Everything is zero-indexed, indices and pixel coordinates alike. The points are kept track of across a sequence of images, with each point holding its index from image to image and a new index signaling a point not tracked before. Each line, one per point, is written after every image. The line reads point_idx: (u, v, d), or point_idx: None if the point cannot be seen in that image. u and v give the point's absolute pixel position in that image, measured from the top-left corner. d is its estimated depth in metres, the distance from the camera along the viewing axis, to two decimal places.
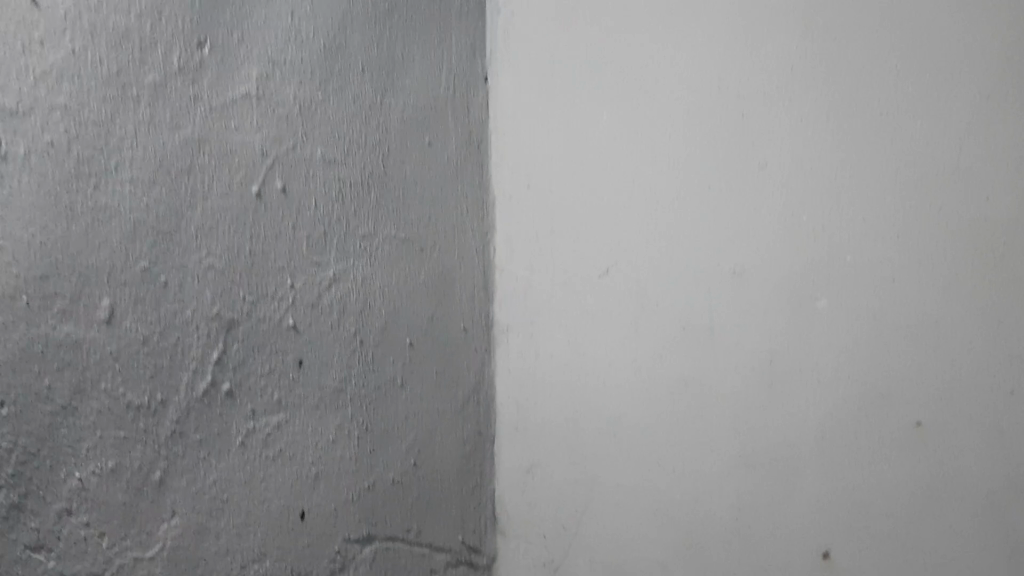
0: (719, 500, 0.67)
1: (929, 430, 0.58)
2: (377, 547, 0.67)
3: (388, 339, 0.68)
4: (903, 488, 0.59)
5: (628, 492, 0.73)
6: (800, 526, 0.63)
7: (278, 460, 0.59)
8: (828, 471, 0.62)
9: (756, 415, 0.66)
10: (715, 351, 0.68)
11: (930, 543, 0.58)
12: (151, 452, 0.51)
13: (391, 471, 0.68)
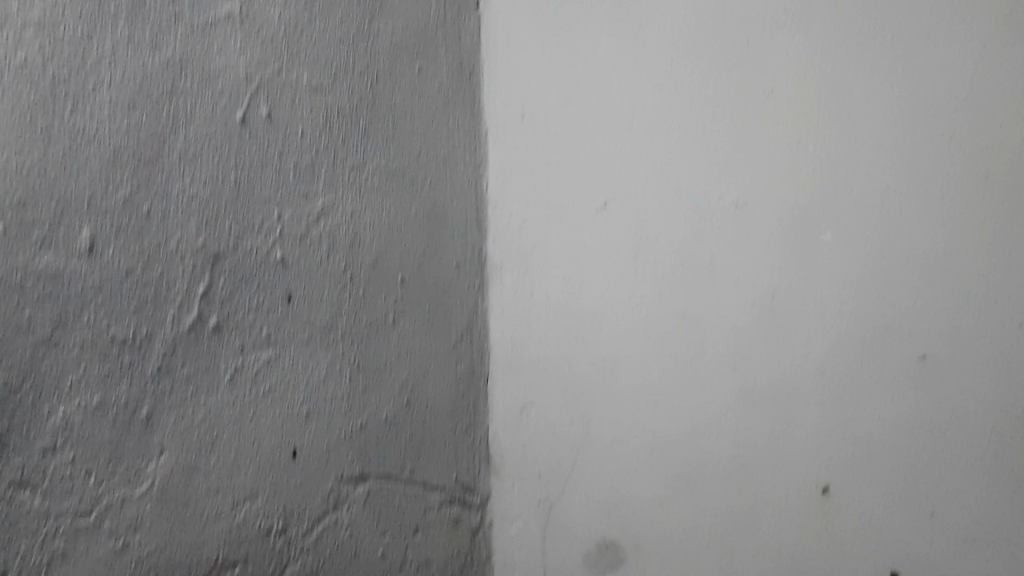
0: (719, 438, 0.66)
1: (934, 361, 0.57)
2: (370, 486, 0.66)
3: (379, 275, 0.66)
4: (906, 420, 0.58)
5: (626, 428, 0.71)
6: (801, 460, 0.62)
7: (269, 397, 0.57)
8: (828, 407, 0.61)
9: (756, 350, 0.64)
10: (716, 287, 0.66)
11: (935, 475, 0.57)
12: (137, 388, 0.50)
13: (384, 410, 0.67)
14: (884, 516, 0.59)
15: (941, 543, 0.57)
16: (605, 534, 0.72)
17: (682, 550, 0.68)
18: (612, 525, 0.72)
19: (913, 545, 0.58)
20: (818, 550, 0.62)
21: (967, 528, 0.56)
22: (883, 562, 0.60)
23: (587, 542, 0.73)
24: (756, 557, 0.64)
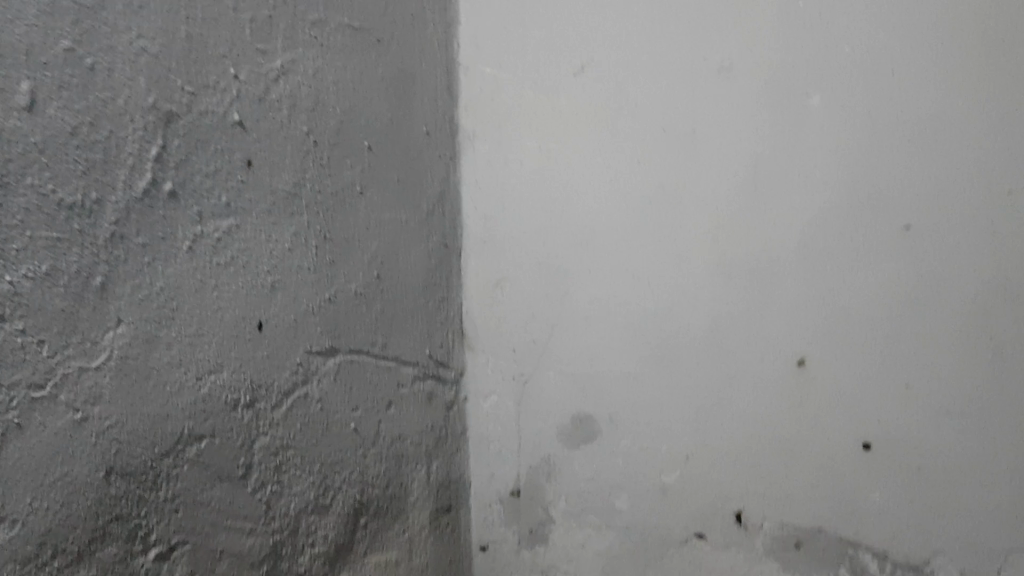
0: (696, 311, 0.69)
1: (915, 232, 0.60)
2: (340, 360, 0.64)
3: (344, 141, 0.63)
4: (885, 293, 0.62)
5: (602, 301, 0.73)
6: (778, 334, 0.66)
7: (229, 268, 0.55)
8: (807, 279, 0.64)
9: (738, 223, 0.66)
10: (699, 154, 0.67)
11: (910, 348, 0.61)
12: (88, 256, 0.47)
13: (354, 284, 0.65)
14: (860, 388, 0.64)
15: (915, 410, 0.62)
16: (578, 410, 0.75)
17: (654, 424, 0.72)
18: (585, 402, 0.75)
19: (887, 414, 0.63)
20: (789, 420, 0.67)
21: (939, 397, 0.61)
22: (856, 432, 0.64)
23: (558, 418, 0.76)
24: (726, 430, 0.69)
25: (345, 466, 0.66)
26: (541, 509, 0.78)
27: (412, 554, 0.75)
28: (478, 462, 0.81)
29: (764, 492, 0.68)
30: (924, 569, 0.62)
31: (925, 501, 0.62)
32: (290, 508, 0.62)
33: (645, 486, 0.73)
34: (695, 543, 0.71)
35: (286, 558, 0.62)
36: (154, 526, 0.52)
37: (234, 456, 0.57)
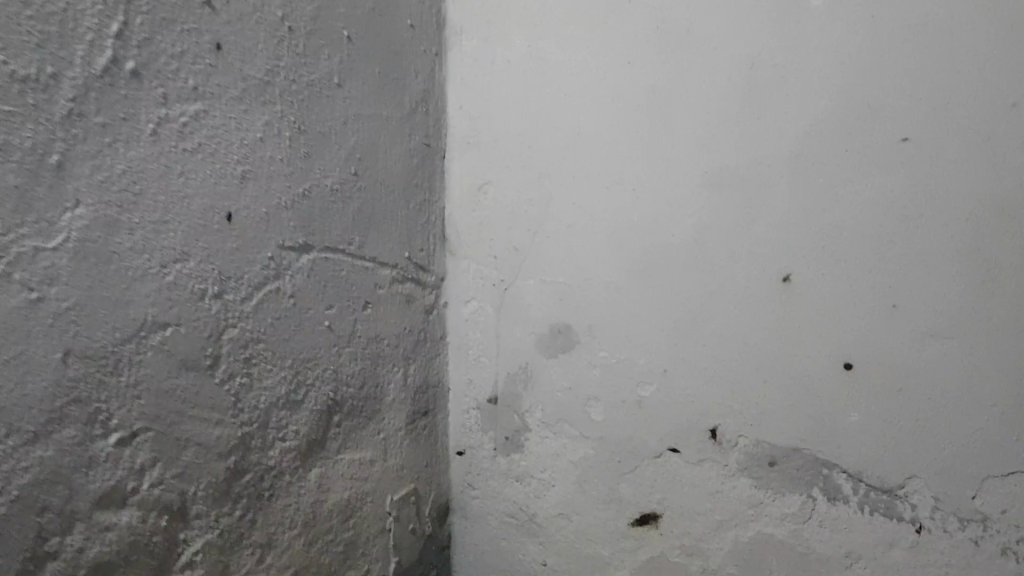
0: (682, 221, 0.68)
1: (914, 145, 0.58)
2: (314, 257, 0.63)
3: (322, 29, 0.61)
4: (876, 207, 0.60)
5: (585, 209, 0.72)
6: (763, 247, 0.65)
7: (197, 154, 0.53)
8: (797, 190, 0.63)
9: (726, 128, 0.65)
10: (691, 55, 0.65)
11: (899, 265, 0.60)
12: (44, 132, 0.44)
13: (329, 180, 0.63)
14: (845, 308, 0.63)
15: (899, 330, 0.62)
16: (558, 320, 0.76)
17: (633, 335, 0.72)
18: (565, 312, 0.75)
19: (871, 334, 0.63)
20: (771, 337, 0.67)
21: (926, 319, 0.61)
22: (838, 352, 0.64)
23: (539, 327, 0.77)
24: (706, 343, 0.69)
25: (318, 365, 0.66)
26: (516, 416, 0.81)
27: (388, 454, 0.78)
28: (458, 366, 0.84)
29: (742, 409, 0.70)
30: (898, 492, 0.65)
31: (903, 426, 0.63)
32: (261, 401, 0.62)
33: (621, 398, 0.75)
34: (669, 457, 0.74)
35: (254, 450, 0.63)
36: (116, 411, 0.51)
37: (201, 346, 0.56)
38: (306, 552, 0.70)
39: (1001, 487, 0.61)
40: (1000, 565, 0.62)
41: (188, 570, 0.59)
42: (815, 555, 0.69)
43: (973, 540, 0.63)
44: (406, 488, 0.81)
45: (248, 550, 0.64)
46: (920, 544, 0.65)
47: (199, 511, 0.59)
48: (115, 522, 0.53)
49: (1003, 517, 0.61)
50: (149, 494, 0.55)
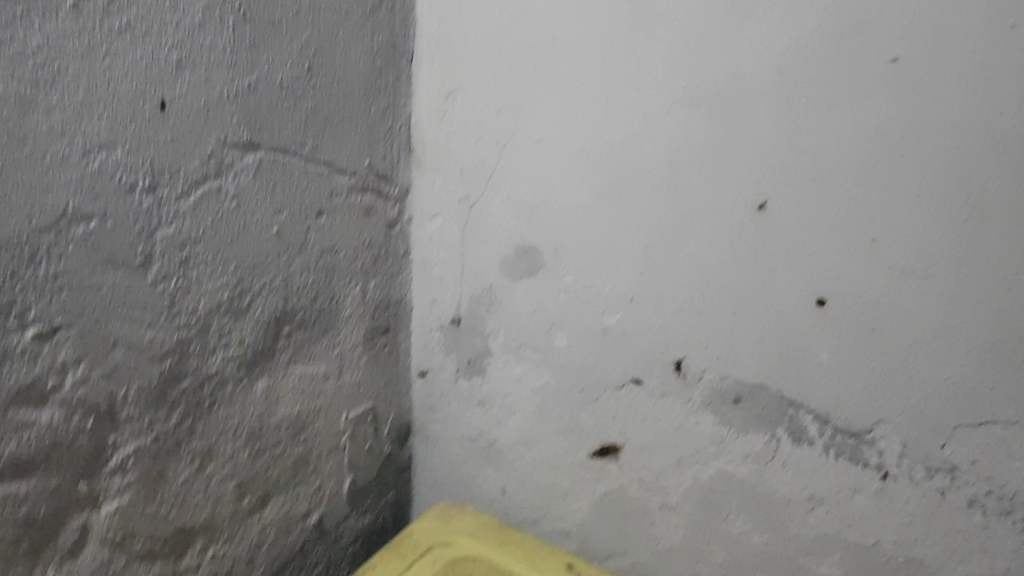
0: (655, 140, 0.64)
1: (905, 65, 0.53)
2: (261, 158, 0.60)
3: None
4: (860, 133, 0.56)
5: (556, 123, 0.68)
6: (739, 171, 0.61)
7: (125, 35, 0.49)
8: (776, 112, 0.58)
9: (707, 40, 0.60)
10: None
11: (881, 196, 0.56)
12: None
13: (279, 76, 0.60)
14: (819, 241, 0.59)
15: (876, 266, 0.58)
16: (525, 241, 0.73)
17: (600, 260, 0.69)
18: (532, 233, 0.72)
19: (846, 268, 0.59)
20: (742, 269, 0.63)
21: (906, 256, 0.57)
22: (810, 288, 0.61)
23: (506, 248, 0.74)
24: (674, 272, 0.66)
25: (266, 272, 0.63)
26: (479, 341, 0.80)
27: (343, 371, 0.76)
28: (420, 285, 0.81)
29: (708, 343, 0.67)
30: (865, 437, 0.63)
31: (874, 369, 0.60)
32: (201, 305, 0.59)
33: (585, 326, 0.73)
34: (632, 388, 0.72)
35: (194, 356, 0.60)
36: (33, 304, 0.48)
37: (132, 242, 0.53)
38: (251, 464, 0.69)
39: (972, 437, 0.58)
40: (964, 516, 0.60)
41: (119, 474, 0.58)
42: (774, 496, 0.68)
43: (940, 490, 0.61)
44: (364, 407, 0.80)
45: (187, 458, 0.63)
46: (885, 492, 0.63)
47: (130, 414, 0.57)
48: (34, 420, 0.51)
49: (972, 469, 0.59)
50: (73, 394, 0.53)
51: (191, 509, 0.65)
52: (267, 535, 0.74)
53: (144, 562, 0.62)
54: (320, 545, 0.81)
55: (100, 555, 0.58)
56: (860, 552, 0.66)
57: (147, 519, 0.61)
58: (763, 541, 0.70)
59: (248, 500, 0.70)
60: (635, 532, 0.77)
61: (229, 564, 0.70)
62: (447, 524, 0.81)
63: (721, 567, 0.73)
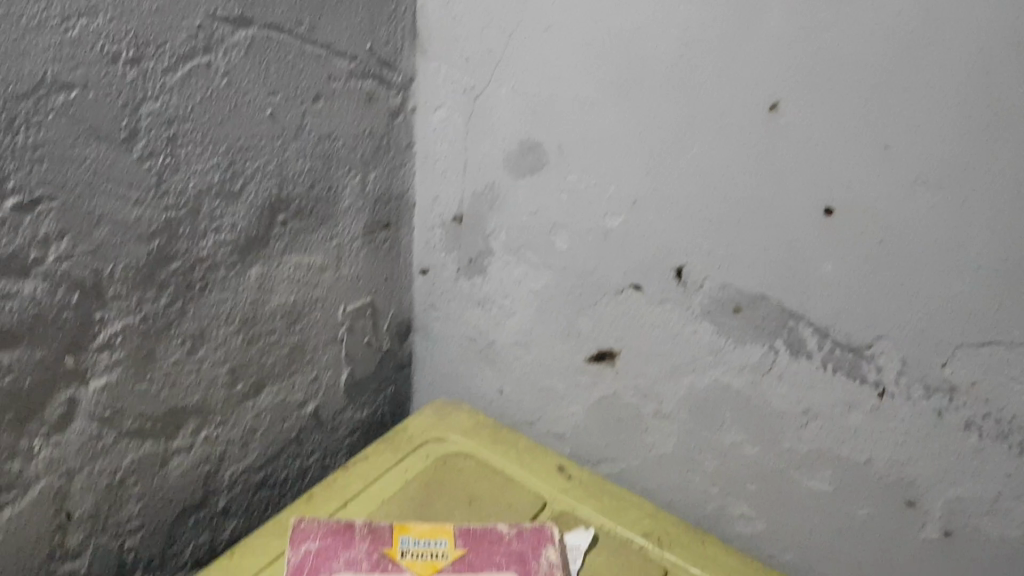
0: (666, 32, 0.61)
1: None
2: (253, 35, 0.58)
3: None
4: (880, 32, 0.52)
5: (565, 12, 0.65)
6: (751, 68, 0.58)
7: None
8: (794, 6, 0.55)
9: None
10: None
11: (897, 100, 0.53)
12: None
13: None
14: (829, 145, 0.57)
15: (886, 174, 0.55)
16: (531, 135, 0.71)
17: (604, 159, 0.67)
18: (537, 128, 0.70)
19: (855, 175, 0.57)
20: (748, 172, 0.61)
21: (919, 165, 0.54)
22: (817, 195, 0.59)
23: (510, 144, 0.72)
24: (679, 173, 0.64)
25: (260, 154, 0.62)
26: (481, 240, 0.79)
27: (341, 262, 0.75)
28: (423, 180, 0.80)
29: (711, 250, 0.65)
30: (864, 352, 0.61)
31: (877, 283, 0.58)
32: (190, 185, 0.58)
33: (586, 229, 0.71)
34: (631, 293, 0.71)
35: (184, 238, 0.59)
36: (13, 174, 0.47)
37: (116, 115, 0.52)
38: (245, 351, 0.69)
39: (973, 357, 0.56)
40: (960, 437, 0.59)
41: (106, 351, 0.58)
42: (769, 409, 0.68)
43: (936, 410, 0.59)
44: (363, 300, 0.80)
45: (177, 340, 0.63)
46: (881, 410, 0.62)
47: (117, 292, 0.57)
48: (15, 291, 0.50)
49: (971, 389, 0.57)
50: (56, 268, 0.52)
51: (183, 390, 0.65)
52: (261, 420, 0.75)
53: (135, 440, 0.63)
54: (316, 434, 0.82)
55: (87, 429, 0.59)
56: (851, 467, 0.65)
57: (137, 398, 0.62)
58: (756, 453, 0.70)
59: (242, 386, 0.71)
60: (626, 438, 0.78)
61: (222, 446, 0.72)
62: (442, 421, 0.82)
63: (713, 475, 0.73)
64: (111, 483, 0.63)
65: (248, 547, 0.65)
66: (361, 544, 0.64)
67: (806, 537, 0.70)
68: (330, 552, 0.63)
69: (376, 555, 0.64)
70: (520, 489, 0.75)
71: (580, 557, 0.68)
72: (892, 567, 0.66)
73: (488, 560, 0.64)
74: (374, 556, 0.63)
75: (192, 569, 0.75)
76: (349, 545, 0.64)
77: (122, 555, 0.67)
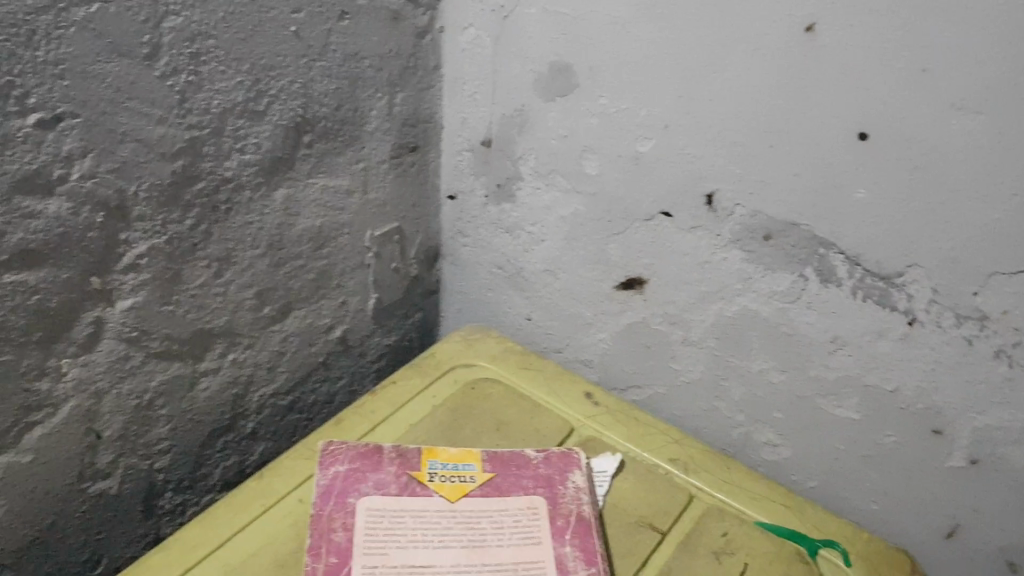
0: None
1: None
2: None
3: None
4: None
5: None
6: None
7: None
8: None
9: None
10: None
11: (938, 21, 0.51)
12: None
13: None
14: (866, 68, 0.55)
15: (924, 98, 0.53)
16: (560, 57, 0.69)
17: (636, 81, 0.66)
18: (567, 50, 0.68)
19: (892, 99, 0.55)
20: (783, 95, 0.59)
21: (958, 89, 0.52)
22: (852, 120, 0.57)
23: (539, 65, 0.71)
24: (712, 96, 0.62)
25: (284, 74, 0.61)
26: (509, 164, 0.78)
27: (368, 187, 0.75)
28: (450, 102, 0.79)
29: (742, 175, 0.64)
30: (895, 281, 0.60)
31: (911, 209, 0.57)
32: (213, 105, 0.57)
33: (616, 154, 0.70)
34: (661, 220, 0.70)
35: (208, 159, 0.59)
36: (34, 90, 0.47)
37: (138, 31, 0.50)
38: (271, 274, 0.69)
39: (1007, 286, 0.55)
40: (990, 366, 0.58)
41: (132, 272, 0.58)
42: (797, 336, 0.67)
43: (967, 339, 0.58)
44: (389, 225, 0.80)
45: (203, 262, 0.63)
46: (911, 338, 0.61)
47: (142, 214, 0.57)
48: (40, 211, 0.50)
49: (1003, 318, 0.56)
50: (81, 187, 0.52)
51: (210, 313, 0.65)
52: (289, 344, 0.75)
53: (162, 362, 0.64)
54: (342, 358, 0.82)
55: (115, 350, 0.60)
56: (879, 396, 0.65)
57: (163, 320, 0.62)
58: (784, 380, 0.70)
59: (269, 310, 0.71)
60: (653, 365, 0.78)
61: (249, 369, 0.72)
62: (470, 346, 0.82)
63: (739, 402, 0.73)
64: (139, 404, 0.63)
65: (277, 467, 0.66)
66: (389, 467, 0.65)
67: (830, 463, 0.70)
68: (358, 475, 0.64)
69: (404, 478, 0.64)
70: (546, 415, 0.75)
71: (605, 481, 0.68)
72: (916, 494, 0.66)
73: (515, 484, 0.65)
74: (402, 479, 0.64)
75: (221, 490, 0.76)
76: (378, 468, 0.65)
77: (151, 475, 0.68)
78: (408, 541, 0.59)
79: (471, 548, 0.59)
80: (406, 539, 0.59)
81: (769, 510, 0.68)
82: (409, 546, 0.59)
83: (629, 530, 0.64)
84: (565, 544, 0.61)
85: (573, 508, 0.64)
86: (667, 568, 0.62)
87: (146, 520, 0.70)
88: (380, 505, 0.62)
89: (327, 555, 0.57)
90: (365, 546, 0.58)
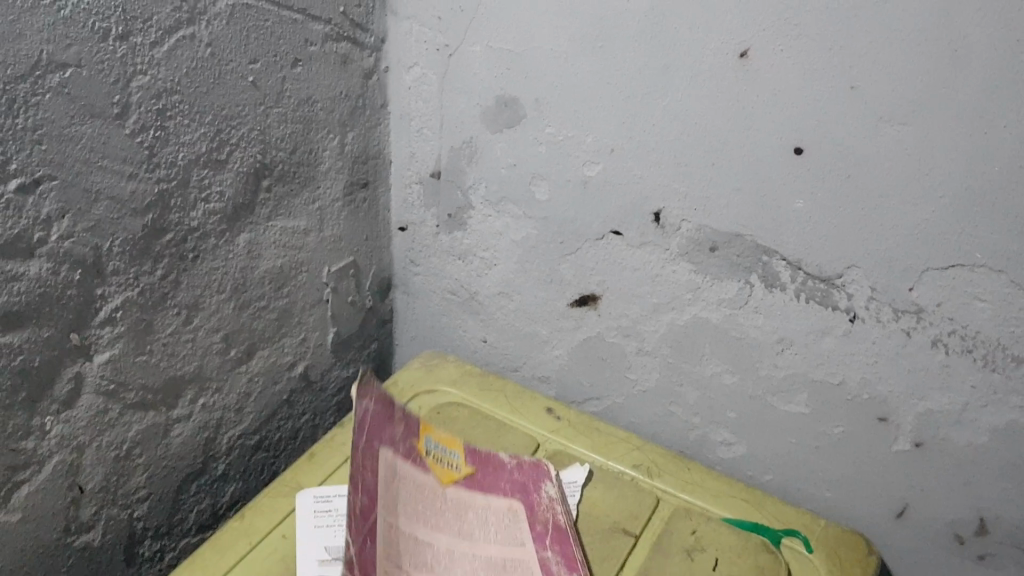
0: None
1: None
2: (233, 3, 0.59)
3: None
4: None
5: None
6: (723, 19, 0.60)
7: None
8: None
9: None
10: None
11: (861, 44, 0.56)
12: None
13: None
14: (797, 89, 0.59)
15: (851, 114, 0.58)
16: (506, 91, 0.72)
17: (580, 110, 0.69)
18: (512, 83, 0.72)
19: (823, 116, 0.59)
20: (720, 117, 0.63)
21: (883, 102, 0.57)
22: (788, 137, 0.61)
23: (486, 99, 0.74)
24: (655, 122, 0.66)
25: (244, 122, 0.63)
26: (460, 194, 0.80)
27: (324, 224, 0.77)
28: (398, 138, 0.81)
29: (686, 193, 0.68)
30: (836, 282, 0.65)
31: (846, 216, 0.62)
32: (180, 156, 0.59)
33: (565, 179, 0.73)
34: (611, 239, 0.74)
35: (175, 210, 0.60)
36: (15, 155, 0.47)
37: (109, 91, 0.52)
38: (237, 317, 0.70)
39: (938, 280, 0.60)
40: (926, 354, 0.63)
41: (108, 326, 0.58)
42: (746, 340, 0.71)
43: (905, 331, 0.63)
44: (345, 261, 0.81)
45: (173, 311, 0.63)
46: (852, 334, 0.66)
47: (117, 267, 0.57)
48: (22, 273, 0.51)
49: (937, 310, 0.61)
50: (59, 247, 0.52)
51: (181, 359, 0.66)
52: (255, 384, 0.76)
53: (138, 411, 0.64)
54: (305, 394, 0.84)
55: (94, 404, 0.60)
56: (825, 390, 0.69)
57: (139, 370, 0.63)
58: (736, 382, 0.74)
59: (236, 352, 0.72)
60: (609, 376, 0.81)
61: (219, 412, 0.73)
62: (430, 372, 0.84)
63: (694, 406, 0.77)
64: (118, 455, 0.64)
65: (257, 507, 0.67)
66: (398, 428, 0.68)
67: (785, 457, 0.74)
68: (380, 420, 0.66)
69: (410, 444, 0.68)
70: (512, 433, 0.78)
71: (576, 492, 0.71)
72: (866, 478, 0.71)
73: (500, 480, 0.69)
74: (408, 443, 0.68)
75: (197, 533, 0.76)
76: (390, 421, 0.67)
77: (131, 524, 0.68)
78: (412, 514, 0.64)
79: (460, 539, 0.63)
80: (410, 508, 0.64)
81: (732, 506, 0.72)
82: (411, 518, 0.63)
83: (605, 536, 0.67)
84: (547, 549, 0.64)
85: (549, 518, 0.66)
86: (644, 568, 0.65)
87: (128, 569, 0.70)
88: (393, 463, 0.66)
89: (360, 494, 0.61)
90: (382, 503, 0.63)
